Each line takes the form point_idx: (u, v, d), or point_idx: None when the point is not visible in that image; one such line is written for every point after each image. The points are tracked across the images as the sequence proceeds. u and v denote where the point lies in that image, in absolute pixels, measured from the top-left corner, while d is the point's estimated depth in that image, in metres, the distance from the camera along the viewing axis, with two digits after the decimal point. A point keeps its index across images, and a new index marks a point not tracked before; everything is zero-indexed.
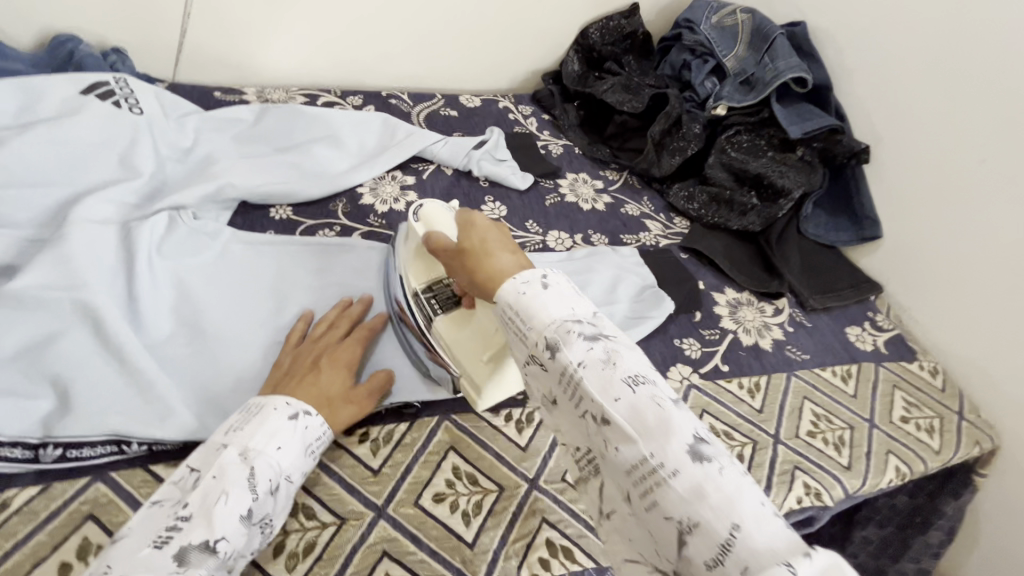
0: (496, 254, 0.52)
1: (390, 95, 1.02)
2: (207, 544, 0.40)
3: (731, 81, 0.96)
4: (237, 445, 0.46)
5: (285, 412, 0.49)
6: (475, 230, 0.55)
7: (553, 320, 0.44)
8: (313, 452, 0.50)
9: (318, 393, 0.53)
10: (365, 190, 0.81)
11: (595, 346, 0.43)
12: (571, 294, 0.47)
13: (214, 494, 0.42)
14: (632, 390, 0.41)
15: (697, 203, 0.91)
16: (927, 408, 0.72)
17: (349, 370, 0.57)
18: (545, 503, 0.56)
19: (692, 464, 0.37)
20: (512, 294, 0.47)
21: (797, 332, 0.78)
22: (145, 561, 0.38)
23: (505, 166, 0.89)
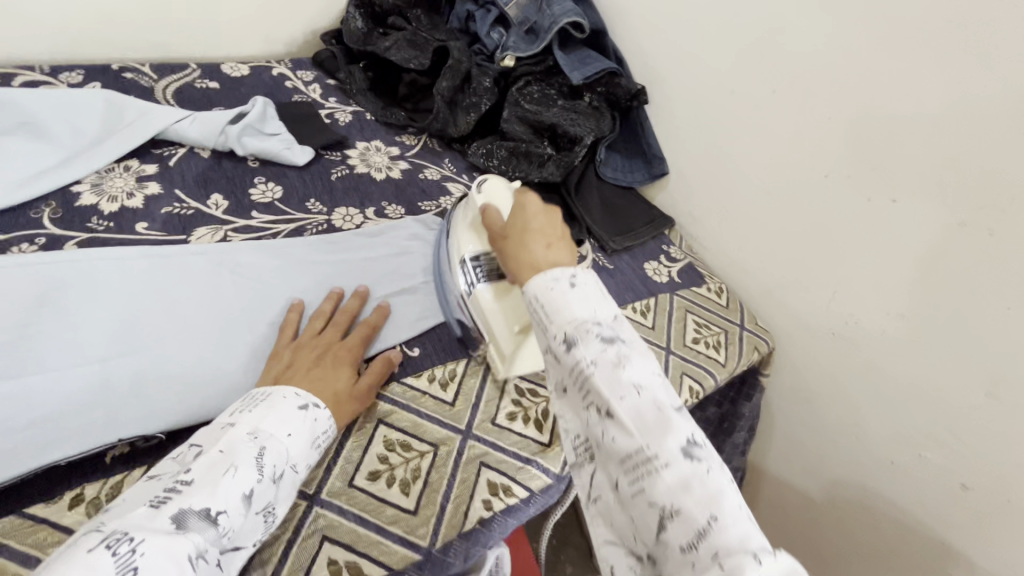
0: (557, 245, 0.53)
1: (125, 69, 0.84)
2: (208, 514, 0.38)
3: (515, 30, 0.93)
4: (246, 425, 0.44)
5: (295, 401, 0.48)
6: (529, 215, 0.56)
7: (575, 317, 0.46)
8: (319, 445, 0.48)
9: (325, 388, 0.51)
10: (84, 187, 0.65)
11: (608, 348, 0.44)
12: (599, 299, 0.48)
13: (221, 468, 0.40)
14: (637, 394, 0.42)
15: (497, 159, 0.88)
16: (715, 325, 0.78)
17: (353, 368, 0.55)
18: (327, 517, 0.47)
19: (682, 460, 0.39)
20: (541, 286, 0.48)
21: (600, 275, 0.79)
22: (143, 520, 0.35)
23: (275, 141, 0.77)
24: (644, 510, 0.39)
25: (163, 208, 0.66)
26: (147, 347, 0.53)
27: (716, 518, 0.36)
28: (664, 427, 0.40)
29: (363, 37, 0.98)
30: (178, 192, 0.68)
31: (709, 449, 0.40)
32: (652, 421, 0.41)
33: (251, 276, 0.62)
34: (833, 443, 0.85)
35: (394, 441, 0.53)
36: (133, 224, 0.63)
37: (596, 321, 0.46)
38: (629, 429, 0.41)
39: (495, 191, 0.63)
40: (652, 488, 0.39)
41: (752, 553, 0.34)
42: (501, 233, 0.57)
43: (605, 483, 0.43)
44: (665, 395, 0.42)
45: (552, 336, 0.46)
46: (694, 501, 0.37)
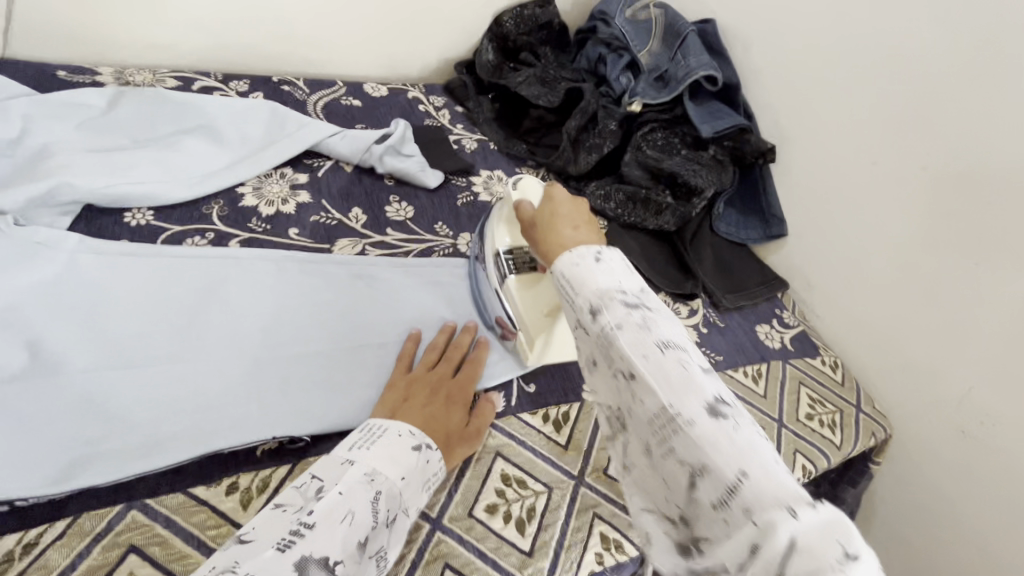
0: (585, 228, 0.51)
1: (284, 81, 0.92)
2: (328, 563, 0.38)
3: (646, 76, 0.94)
4: (364, 463, 0.45)
5: (410, 440, 0.48)
6: (560, 207, 0.53)
7: (598, 286, 0.42)
8: (428, 488, 0.48)
9: (439, 426, 0.51)
10: (247, 189, 0.71)
11: (633, 311, 0.40)
12: (625, 271, 0.43)
13: (341, 512, 0.41)
14: (662, 354, 0.38)
15: (614, 202, 0.87)
16: (830, 403, 0.75)
17: (463, 408, 0.55)
18: (449, 545, 0.47)
19: (707, 419, 0.35)
20: (565, 264, 0.45)
21: (710, 332, 0.78)
22: (271, 563, 0.36)
23: (412, 163, 0.81)
24: (675, 471, 0.36)
25: (312, 216, 0.71)
26: (290, 352, 0.56)
27: (745, 474, 0.32)
28: (688, 384, 0.36)
29: (494, 70, 1.02)
30: (325, 202, 0.73)
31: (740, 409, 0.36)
32: (675, 377, 0.37)
33: (386, 292, 0.65)
34: (948, 550, 0.78)
35: (510, 477, 0.53)
36: (287, 229, 0.68)
37: (620, 289, 0.42)
38: (653, 389, 0.37)
39: (528, 187, 0.60)
40: (680, 444, 0.35)
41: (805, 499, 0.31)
42: (530, 227, 0.55)
43: (636, 453, 0.41)
44: (696, 354, 0.39)
45: (576, 308, 0.43)
46: (728, 459, 0.33)
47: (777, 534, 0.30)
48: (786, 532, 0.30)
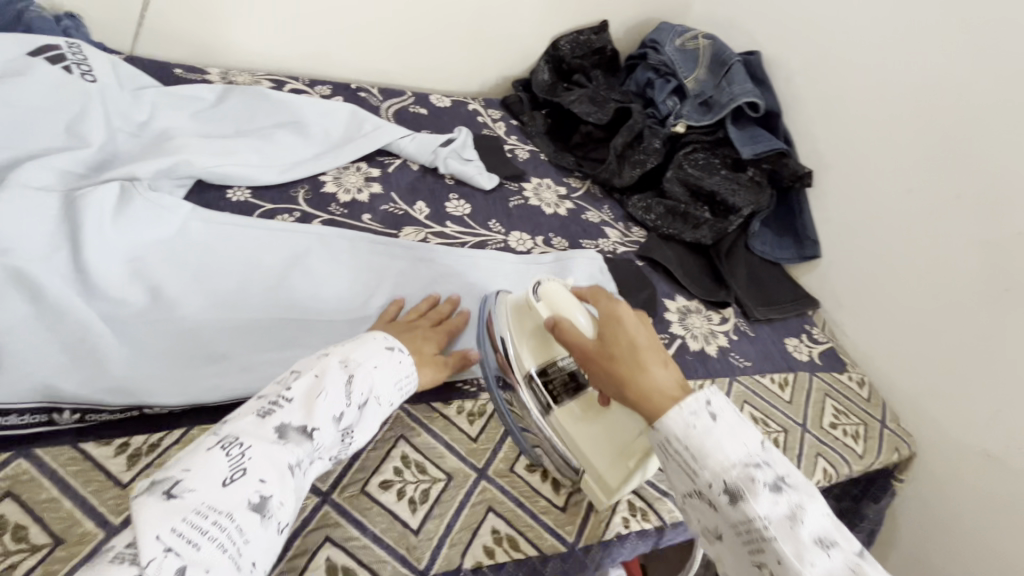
0: (663, 364, 0.47)
1: (360, 88, 1.02)
2: (305, 430, 0.45)
3: (691, 100, 1.01)
4: (339, 355, 0.50)
5: (383, 342, 0.53)
6: (628, 331, 0.49)
7: (733, 462, 0.41)
8: (401, 387, 0.53)
9: (412, 345, 0.57)
10: (328, 179, 0.80)
11: (779, 498, 0.40)
12: (736, 428, 0.43)
13: (315, 390, 0.47)
14: (823, 552, 0.38)
15: (654, 214, 0.94)
16: (854, 415, 0.77)
17: (438, 341, 0.60)
18: (493, 492, 0.53)
19: None
20: (678, 424, 0.43)
21: (741, 340, 0.81)
22: (251, 427, 0.43)
23: (471, 166, 0.90)
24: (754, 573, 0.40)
25: (383, 205, 0.80)
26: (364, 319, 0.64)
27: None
28: (796, 533, 0.39)
29: (549, 89, 1.10)
30: (394, 195, 0.82)
31: (847, 546, 0.40)
32: (833, 569, 0.38)
33: (444, 274, 0.72)
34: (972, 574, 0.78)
35: None
36: (361, 214, 0.77)
37: (745, 464, 0.41)
38: (772, 536, 0.39)
39: (553, 294, 0.55)
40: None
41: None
42: (587, 359, 0.50)
43: (734, 572, 0.42)
44: (805, 497, 0.41)
45: (692, 474, 0.42)
46: (825, 570, 0.37)
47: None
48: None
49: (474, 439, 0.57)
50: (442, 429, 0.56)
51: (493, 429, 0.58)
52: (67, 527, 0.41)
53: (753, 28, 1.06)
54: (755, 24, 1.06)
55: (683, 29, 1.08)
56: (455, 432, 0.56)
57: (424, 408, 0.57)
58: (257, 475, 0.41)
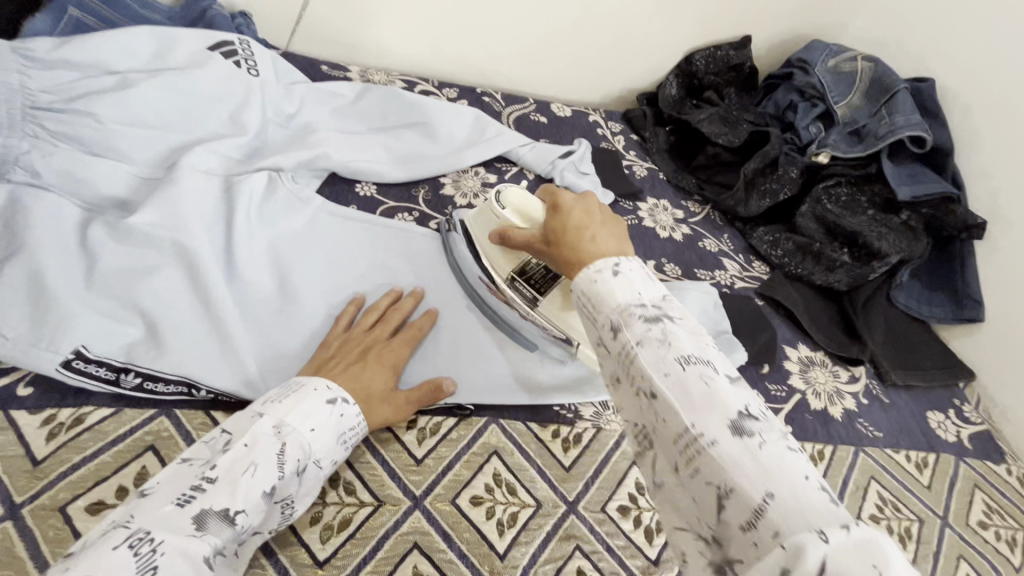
0: (601, 224, 0.45)
1: (484, 93, 1.03)
2: (229, 514, 0.37)
3: (839, 129, 0.91)
4: (274, 415, 0.43)
5: (325, 394, 0.47)
6: (566, 211, 0.47)
7: (623, 304, 0.36)
8: (345, 443, 0.47)
9: (360, 385, 0.51)
10: (448, 181, 0.82)
11: (675, 349, 0.33)
12: (646, 280, 0.38)
13: (245, 463, 0.39)
14: (683, 369, 0.32)
15: (781, 250, 0.85)
16: (1010, 518, 0.66)
17: (393, 371, 0.55)
18: (581, 531, 0.50)
19: (731, 438, 0.29)
20: (585, 280, 0.38)
21: (872, 405, 0.72)
22: (166, 518, 0.34)
23: (587, 180, 0.87)
24: (700, 490, 0.30)
25: None
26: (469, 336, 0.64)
27: (771, 492, 0.27)
28: (711, 403, 0.30)
29: (676, 105, 1.05)
30: None
31: (771, 423, 0.31)
32: (698, 397, 0.31)
33: None
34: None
35: (644, 488, 0.55)
36: None
37: (639, 302, 0.36)
38: (675, 408, 0.31)
39: (514, 200, 0.59)
40: (704, 466, 0.29)
41: (815, 526, 0.25)
42: (541, 240, 0.50)
43: (663, 474, 0.33)
44: (744, 390, 0.32)
45: (598, 327, 0.37)
46: (753, 478, 0.28)
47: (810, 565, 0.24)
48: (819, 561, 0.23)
49: (567, 469, 0.54)
50: (535, 451, 0.55)
51: (587, 461, 0.55)
52: None
53: (925, 52, 0.94)
54: (929, 48, 0.93)
55: (838, 49, 0.98)
56: (548, 457, 0.55)
57: (520, 428, 0.56)
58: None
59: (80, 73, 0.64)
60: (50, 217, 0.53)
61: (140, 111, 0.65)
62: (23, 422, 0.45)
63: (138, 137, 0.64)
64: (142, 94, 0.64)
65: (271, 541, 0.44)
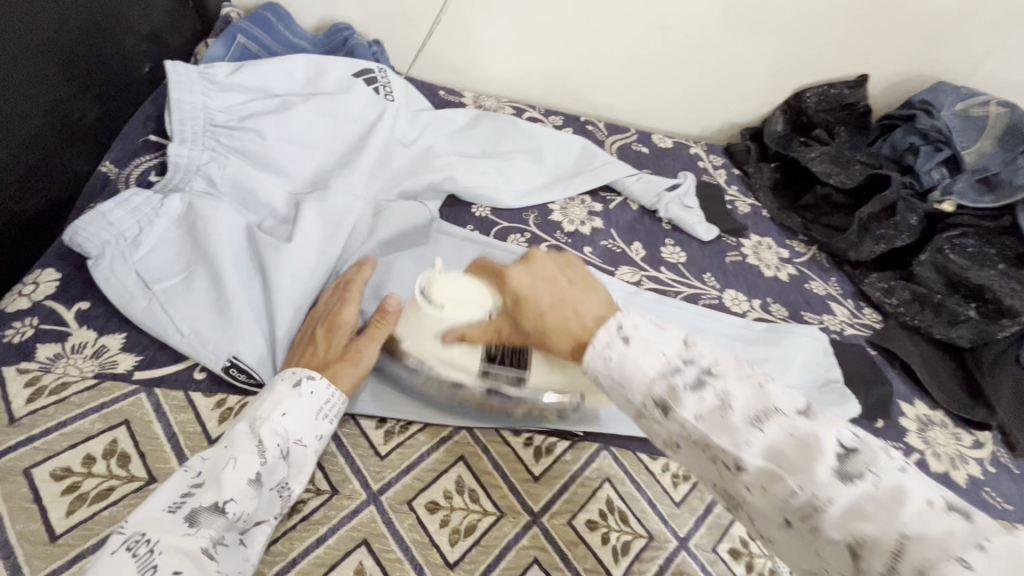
0: (576, 295, 0.45)
1: (588, 121, 1.06)
2: (217, 506, 0.41)
3: (967, 176, 0.86)
4: (245, 416, 0.46)
5: (290, 379, 0.49)
6: (530, 296, 0.46)
7: (651, 376, 0.40)
8: (326, 416, 0.49)
9: (321, 357, 0.52)
10: (556, 207, 0.85)
11: (704, 390, 0.39)
12: (656, 332, 0.42)
13: (223, 460, 0.43)
14: (702, 393, 0.39)
15: (897, 298, 0.82)
16: None
17: (348, 328, 0.54)
18: (692, 568, 0.50)
19: (777, 434, 0.36)
20: (596, 358, 0.42)
21: (999, 474, 0.67)
22: (159, 521, 0.39)
23: (691, 214, 0.88)
24: (760, 498, 0.36)
25: (602, 240, 0.82)
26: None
27: (889, 533, 0.31)
28: (812, 455, 0.34)
29: (782, 142, 1.03)
30: (614, 232, 0.84)
31: (807, 410, 0.37)
32: (744, 424, 0.37)
33: None
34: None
35: None
36: (582, 246, 0.80)
37: (675, 364, 0.40)
38: (734, 444, 0.37)
39: (443, 291, 0.52)
40: (774, 484, 0.35)
41: (931, 552, 0.30)
42: (511, 324, 0.48)
43: (709, 475, 0.39)
44: (776, 395, 0.37)
45: (641, 404, 0.41)
46: (800, 470, 0.35)
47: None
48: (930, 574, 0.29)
49: (677, 502, 0.55)
50: (646, 482, 0.55)
51: (697, 497, 0.55)
52: (341, 481, 0.49)
53: None
54: None
55: (969, 93, 0.94)
56: (659, 490, 0.55)
57: (631, 457, 0.57)
58: (170, 567, 0.36)
59: (249, 96, 0.72)
60: (224, 224, 0.61)
61: (295, 130, 0.72)
62: (200, 403, 0.51)
63: (292, 154, 0.71)
64: (299, 116, 0.72)
65: (405, 538, 0.47)
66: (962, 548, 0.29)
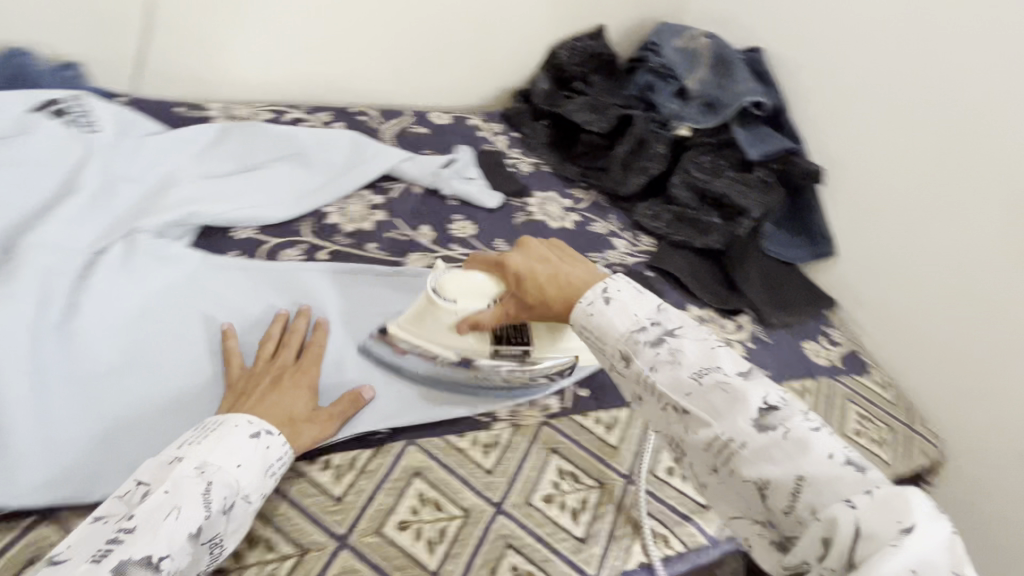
0: (566, 266, 0.52)
1: (358, 112, 1.01)
2: None
3: (694, 104, 1.00)
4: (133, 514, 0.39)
5: (191, 470, 0.42)
6: (529, 273, 0.54)
7: (621, 334, 0.46)
8: (229, 507, 0.43)
9: (279, 411, 0.51)
10: (332, 209, 0.80)
11: (659, 349, 0.44)
12: (636, 297, 0.48)
13: (163, 511, 0.40)
14: (698, 383, 0.42)
15: (663, 222, 0.93)
16: (879, 420, 0.76)
17: (312, 391, 0.56)
18: (510, 528, 0.52)
19: (757, 434, 0.39)
20: (580, 316, 0.48)
21: (758, 349, 0.80)
22: None
23: (473, 185, 0.90)
24: (741, 486, 0.40)
25: (388, 232, 0.80)
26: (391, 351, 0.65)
27: (802, 475, 0.37)
28: (735, 406, 0.40)
29: (548, 99, 1.09)
30: (398, 221, 0.82)
31: (789, 405, 0.41)
32: (722, 404, 0.41)
33: None
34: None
35: (565, 472, 0.58)
36: (365, 243, 0.77)
37: (641, 326, 0.46)
38: (708, 422, 0.41)
39: (455, 283, 0.59)
40: (741, 465, 0.39)
41: (845, 497, 0.35)
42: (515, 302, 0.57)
43: (705, 475, 0.42)
44: (728, 363, 0.43)
45: (608, 356, 0.47)
46: (783, 466, 0.38)
47: (842, 526, 0.33)
48: (851, 520, 0.33)
49: (489, 470, 0.57)
50: (456, 463, 0.56)
51: (507, 460, 0.58)
52: None
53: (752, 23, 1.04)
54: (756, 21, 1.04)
55: (683, 30, 1.07)
56: (469, 465, 0.56)
57: (438, 444, 0.57)
58: None
59: None
60: None
61: None
62: None
63: None
64: None
65: None
66: (913, 540, 0.31)
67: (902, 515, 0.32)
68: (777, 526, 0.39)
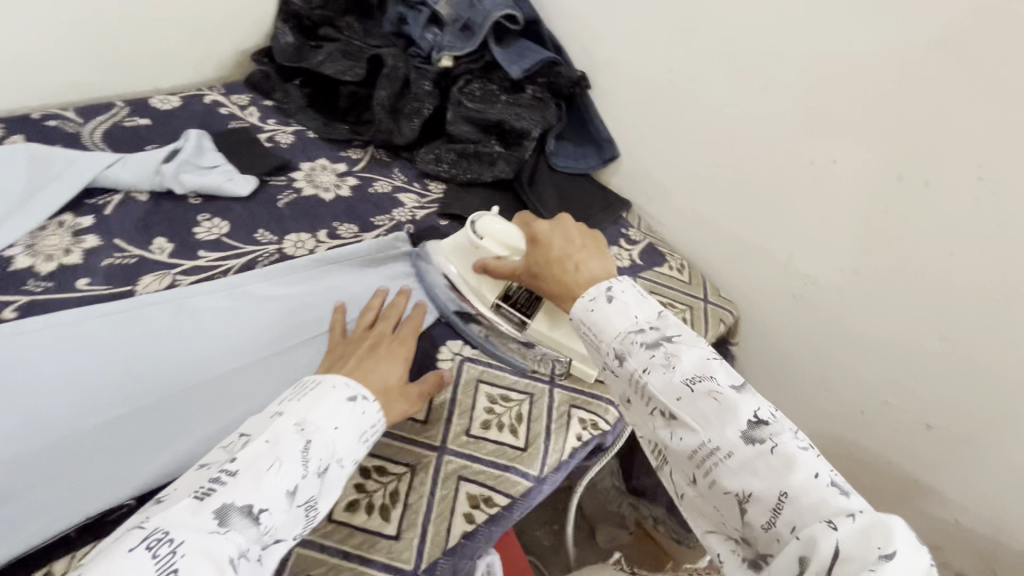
0: (581, 255, 0.53)
1: (46, 117, 0.79)
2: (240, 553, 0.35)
3: (450, 29, 0.91)
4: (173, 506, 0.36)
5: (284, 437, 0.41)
6: (547, 241, 0.56)
7: (619, 331, 0.44)
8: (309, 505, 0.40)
9: (376, 383, 0.50)
10: (18, 249, 0.63)
11: (655, 352, 0.42)
12: (638, 300, 0.46)
13: (266, 461, 0.39)
14: (690, 389, 0.40)
15: (446, 163, 0.87)
16: (678, 304, 0.79)
17: (405, 364, 0.54)
18: (304, 557, 0.47)
19: (746, 446, 0.37)
20: (582, 311, 0.47)
21: None
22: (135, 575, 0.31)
23: (216, 173, 0.75)
24: (722, 499, 0.38)
25: (106, 258, 0.65)
26: (194, 374, 0.55)
27: (786, 491, 0.35)
28: (726, 416, 0.38)
29: (294, 53, 0.95)
30: (119, 241, 0.67)
31: (781, 423, 0.39)
32: (712, 412, 0.39)
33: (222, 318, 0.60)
34: (796, 414, 0.80)
35: (367, 469, 0.53)
36: (73, 281, 0.62)
37: (639, 327, 0.44)
38: (695, 429, 0.39)
39: (490, 226, 0.64)
40: (722, 475, 0.38)
41: (830, 519, 0.33)
42: (527, 271, 0.58)
43: (684, 485, 0.41)
44: (723, 374, 0.41)
45: (602, 353, 0.45)
46: (766, 479, 0.36)
47: (824, 549, 0.32)
48: (831, 543, 0.32)
49: None
50: None
51: None
52: None
53: None
54: None
55: None
56: None
57: None
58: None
59: None
60: None
61: None
62: None
63: None
64: None
65: None
66: (891, 567, 0.30)
67: (884, 541, 0.31)
68: (752, 544, 0.37)
